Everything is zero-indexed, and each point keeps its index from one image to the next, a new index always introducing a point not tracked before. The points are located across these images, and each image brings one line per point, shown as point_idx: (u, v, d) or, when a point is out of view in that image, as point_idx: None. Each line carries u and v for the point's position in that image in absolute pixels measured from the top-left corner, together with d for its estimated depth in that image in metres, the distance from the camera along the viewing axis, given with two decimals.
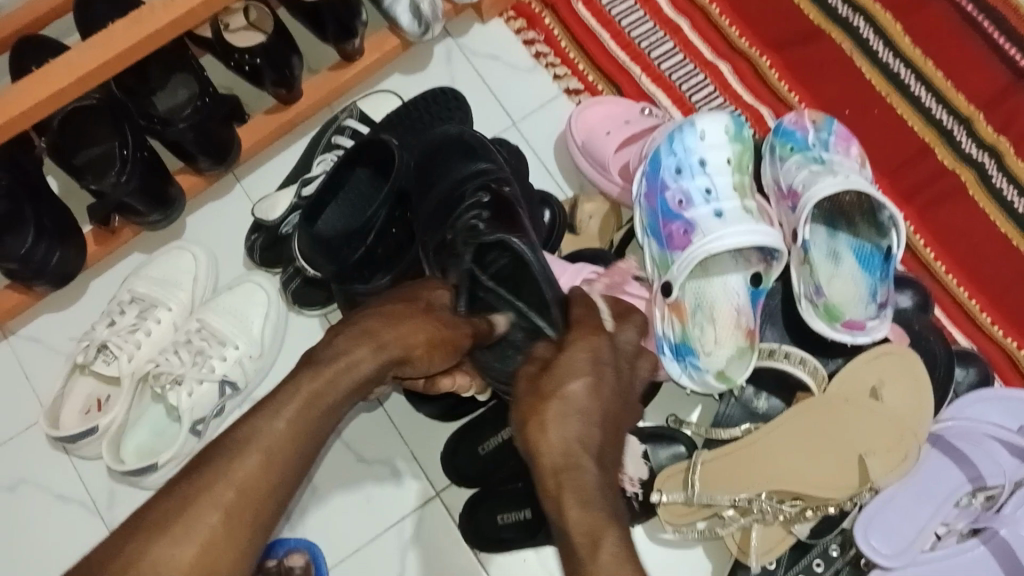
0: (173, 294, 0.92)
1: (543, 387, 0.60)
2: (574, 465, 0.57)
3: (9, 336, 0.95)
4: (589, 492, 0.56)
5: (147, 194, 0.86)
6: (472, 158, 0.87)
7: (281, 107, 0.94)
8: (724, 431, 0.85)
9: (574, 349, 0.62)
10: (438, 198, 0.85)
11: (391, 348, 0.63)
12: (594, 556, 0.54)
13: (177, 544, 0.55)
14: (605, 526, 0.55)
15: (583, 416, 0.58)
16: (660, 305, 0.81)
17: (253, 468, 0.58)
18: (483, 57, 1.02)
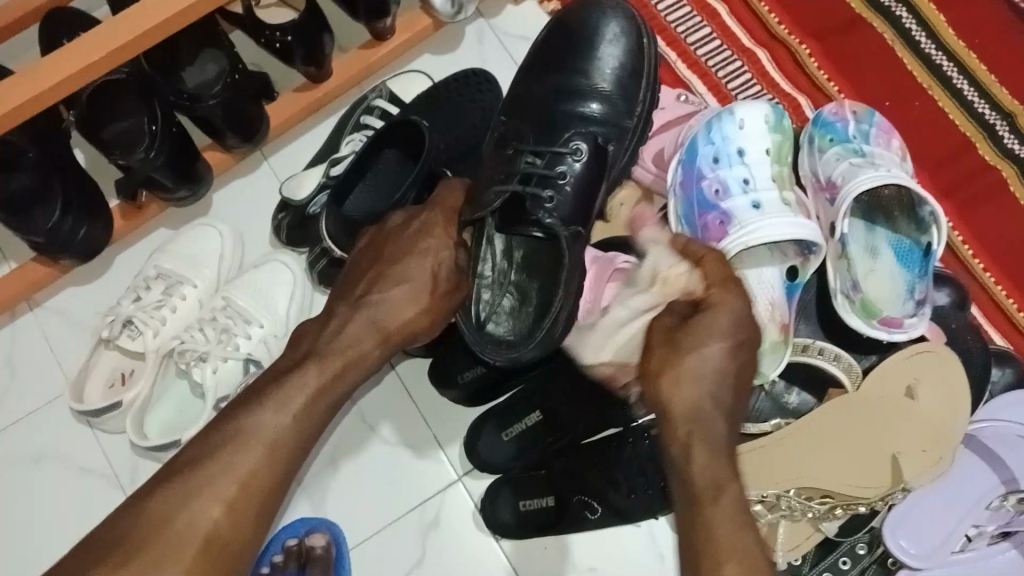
0: (198, 271, 0.92)
1: (679, 341, 0.65)
2: (701, 419, 0.62)
3: (33, 309, 0.95)
4: (717, 442, 0.61)
5: (174, 170, 0.85)
6: (600, 72, 0.84)
7: (312, 85, 0.92)
8: (753, 426, 0.83)
9: (713, 312, 0.66)
10: (548, 93, 0.85)
11: (395, 338, 0.71)
12: (715, 502, 0.58)
13: (179, 535, 0.59)
14: (727, 481, 0.60)
15: (716, 376, 0.63)
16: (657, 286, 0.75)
17: (257, 459, 0.62)
18: (515, 38, 1.00)
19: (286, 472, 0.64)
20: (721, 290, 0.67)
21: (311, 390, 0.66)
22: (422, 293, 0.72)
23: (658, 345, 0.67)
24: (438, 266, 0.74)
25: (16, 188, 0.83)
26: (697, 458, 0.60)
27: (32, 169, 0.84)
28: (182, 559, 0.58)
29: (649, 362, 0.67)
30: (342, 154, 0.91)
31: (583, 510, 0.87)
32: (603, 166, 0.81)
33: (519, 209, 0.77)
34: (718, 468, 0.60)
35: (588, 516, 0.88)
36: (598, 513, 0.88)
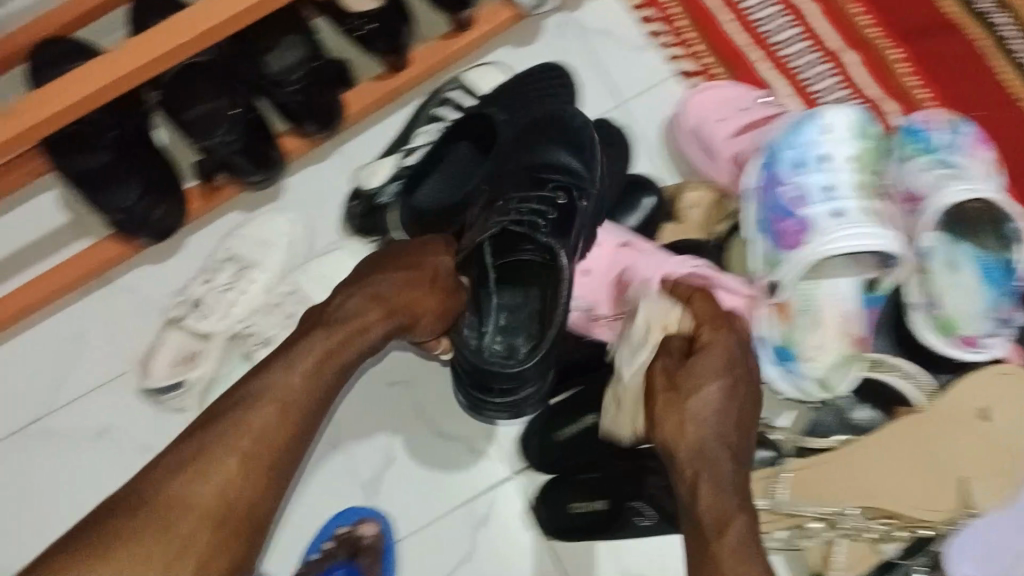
0: (269, 257, 0.93)
1: (680, 386, 0.67)
2: (706, 456, 0.63)
3: (105, 285, 0.97)
4: (722, 480, 0.62)
5: (251, 154, 0.87)
6: (573, 151, 0.84)
7: (390, 74, 0.92)
8: (815, 441, 0.82)
9: (707, 354, 0.68)
10: (519, 163, 0.84)
11: (399, 312, 0.72)
12: (718, 537, 0.60)
13: (198, 483, 0.63)
14: (731, 515, 0.61)
15: (717, 417, 0.65)
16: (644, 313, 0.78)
17: (269, 417, 0.66)
18: (596, 35, 0.99)
19: (300, 439, 0.67)
20: (711, 329, 0.70)
21: (319, 351, 0.68)
22: (424, 279, 0.74)
23: (658, 391, 0.68)
24: (439, 266, 0.75)
25: (94, 166, 0.84)
26: (704, 494, 0.62)
27: (108, 149, 0.84)
28: (196, 506, 0.62)
29: (650, 407, 0.68)
30: (416, 144, 0.92)
31: (636, 516, 0.85)
32: (573, 225, 0.82)
33: (511, 239, 0.81)
34: (725, 505, 0.61)
35: (641, 522, 0.85)
36: (652, 520, 0.85)
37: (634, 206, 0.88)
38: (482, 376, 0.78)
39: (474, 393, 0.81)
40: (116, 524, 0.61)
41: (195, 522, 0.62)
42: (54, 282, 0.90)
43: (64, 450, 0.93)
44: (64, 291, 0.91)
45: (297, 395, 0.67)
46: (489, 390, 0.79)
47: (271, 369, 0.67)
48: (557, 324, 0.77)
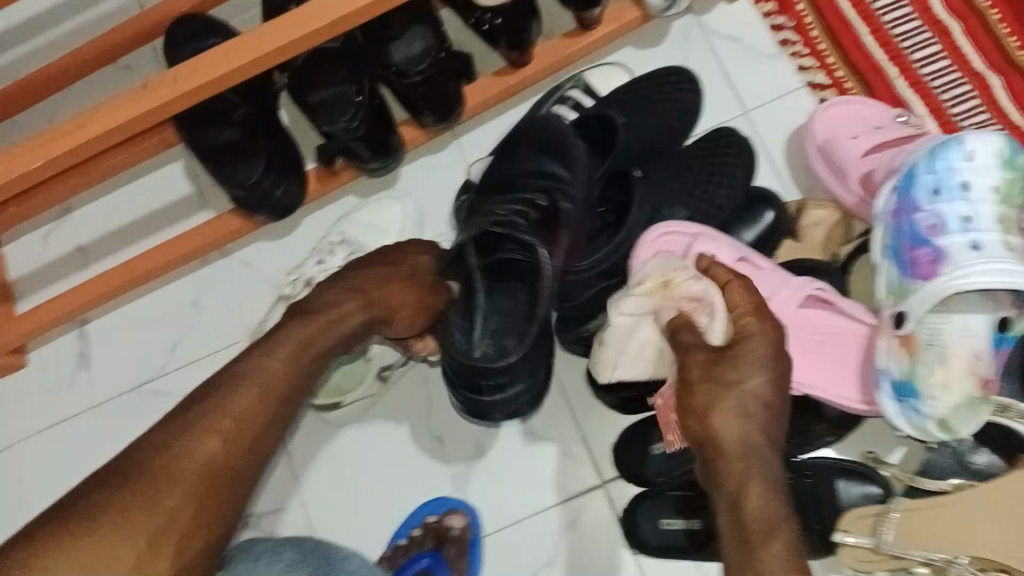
0: (380, 243, 0.95)
1: (723, 375, 0.65)
2: (754, 454, 0.62)
3: (223, 257, 1.00)
4: (772, 479, 0.61)
5: (371, 141, 0.88)
6: (560, 158, 0.80)
7: (511, 70, 0.92)
8: (929, 483, 0.79)
9: (752, 342, 0.66)
10: (500, 175, 0.83)
11: (377, 304, 0.77)
12: (765, 545, 0.57)
13: (179, 461, 0.65)
14: (779, 526, 0.58)
15: (764, 409, 0.64)
16: (683, 292, 0.74)
17: (249, 400, 0.68)
18: (724, 39, 0.96)
19: (280, 418, 0.70)
20: (756, 319, 0.68)
21: (297, 339, 0.72)
22: (402, 275, 0.80)
23: (696, 383, 0.66)
24: (418, 264, 0.81)
25: (223, 141, 0.87)
26: (751, 493, 0.60)
27: (238, 126, 0.88)
28: (182, 484, 0.64)
29: (688, 399, 0.66)
30: None
31: None
32: (556, 227, 0.78)
33: (495, 239, 0.78)
34: (773, 508, 0.59)
35: None
36: None
37: (753, 221, 0.85)
38: (469, 373, 0.78)
39: (464, 390, 0.81)
40: (107, 497, 0.62)
41: (178, 501, 0.64)
42: (175, 250, 0.94)
43: None
44: (184, 260, 0.95)
45: (280, 377, 0.70)
46: (477, 386, 0.79)
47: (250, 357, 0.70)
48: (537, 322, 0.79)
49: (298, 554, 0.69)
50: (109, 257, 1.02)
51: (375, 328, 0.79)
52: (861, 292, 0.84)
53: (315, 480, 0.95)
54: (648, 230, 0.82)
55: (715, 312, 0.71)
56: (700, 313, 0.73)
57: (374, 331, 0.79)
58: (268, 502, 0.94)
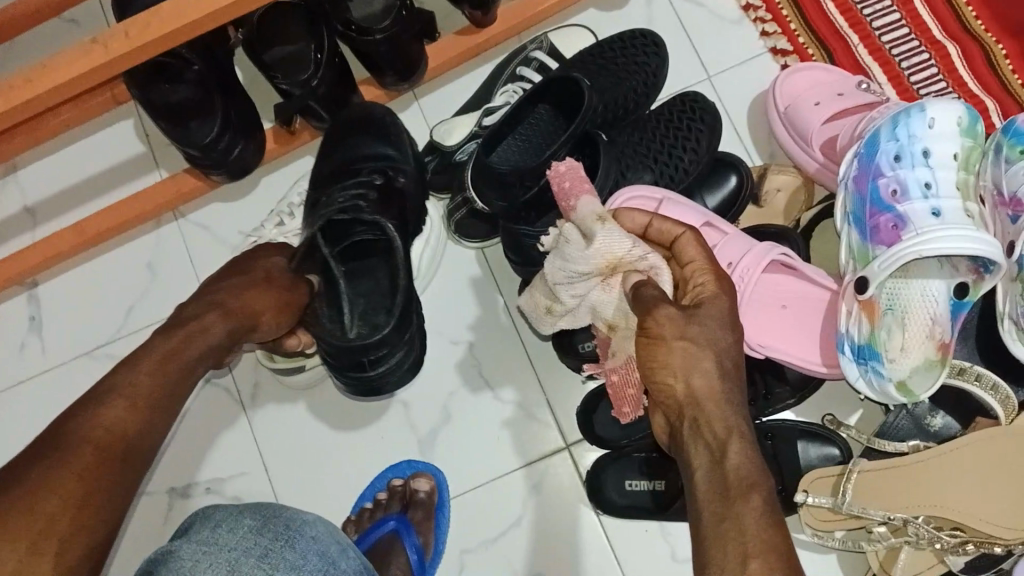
0: None
1: (689, 329, 0.60)
2: (723, 415, 0.57)
3: (177, 219, 0.97)
4: (751, 439, 0.56)
5: (330, 100, 0.86)
6: (383, 140, 0.86)
7: (473, 31, 0.90)
8: (889, 444, 0.79)
9: (712, 305, 0.62)
10: (333, 164, 0.86)
11: (238, 313, 0.70)
12: (745, 500, 0.52)
13: (51, 469, 0.56)
14: (760, 481, 0.53)
15: (729, 373, 0.60)
16: (632, 268, 0.67)
17: (120, 409, 0.61)
18: (688, 3, 0.95)
19: (159, 426, 0.63)
20: (716, 280, 0.64)
21: (161, 351, 0.65)
22: (259, 282, 0.74)
23: (672, 338, 0.59)
24: (273, 266, 0.76)
25: (176, 99, 0.85)
26: (733, 447, 0.55)
27: (190, 83, 0.85)
28: (59, 491, 0.55)
29: (658, 354, 0.60)
30: (496, 104, 0.90)
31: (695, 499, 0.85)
32: (395, 200, 0.83)
33: (342, 227, 0.81)
34: (754, 465, 0.54)
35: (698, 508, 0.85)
36: None
37: (718, 186, 0.85)
38: (351, 356, 0.76)
39: (348, 375, 0.80)
40: None
41: (57, 508, 0.55)
42: (128, 210, 0.91)
43: None
44: (138, 221, 0.92)
45: (150, 385, 0.63)
46: (362, 366, 0.78)
47: (115, 375, 0.63)
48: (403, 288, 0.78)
49: (259, 520, 0.61)
50: (59, 218, 0.99)
51: (241, 339, 0.72)
52: (821, 256, 0.86)
53: (277, 446, 0.94)
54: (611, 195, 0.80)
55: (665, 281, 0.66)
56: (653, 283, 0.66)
57: (240, 342, 0.72)
58: (228, 468, 0.93)
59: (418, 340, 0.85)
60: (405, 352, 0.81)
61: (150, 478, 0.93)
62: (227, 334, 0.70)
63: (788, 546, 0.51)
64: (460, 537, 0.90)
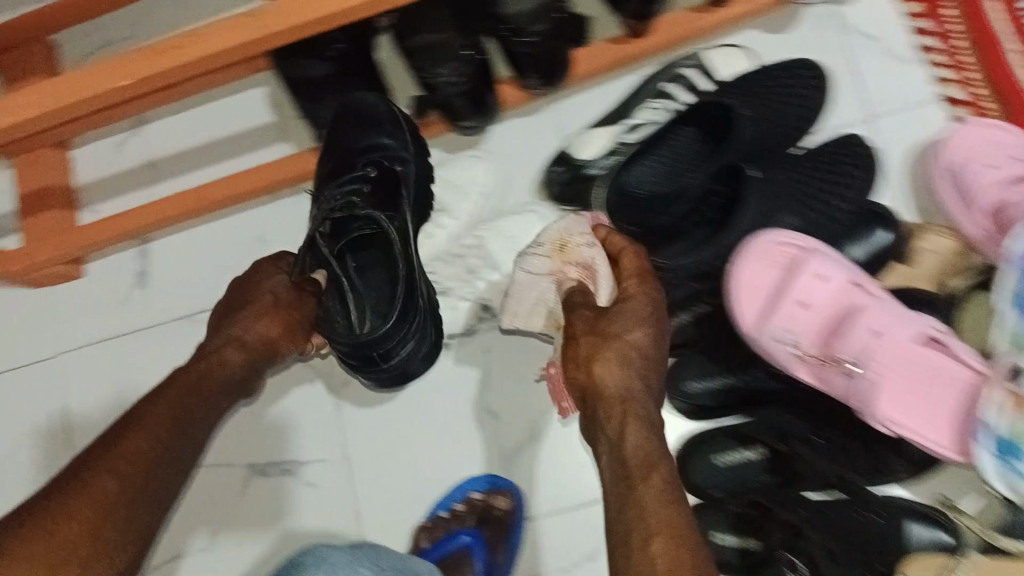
0: (460, 205, 0.91)
1: (605, 330, 0.71)
2: (633, 401, 0.66)
3: (296, 194, 0.97)
4: (651, 418, 0.66)
5: (472, 99, 0.84)
6: (380, 131, 0.84)
7: (628, 40, 0.86)
8: (1004, 540, 0.72)
9: (631, 301, 0.72)
10: (335, 158, 0.84)
11: (252, 345, 0.77)
12: (644, 481, 0.61)
13: (72, 495, 0.59)
14: (657, 460, 0.63)
15: (642, 360, 0.69)
16: (574, 258, 0.80)
17: (140, 441, 0.64)
18: (859, 36, 0.89)
19: (180, 449, 0.67)
20: (640, 285, 0.73)
21: (177, 386, 0.70)
22: (269, 310, 0.79)
23: (584, 333, 0.72)
24: (276, 287, 0.81)
25: (314, 74, 0.83)
26: (630, 436, 0.64)
27: (329, 61, 0.83)
28: (74, 519, 0.58)
29: (574, 350, 0.72)
30: (638, 119, 0.86)
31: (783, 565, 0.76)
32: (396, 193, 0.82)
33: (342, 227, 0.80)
34: (651, 449, 0.63)
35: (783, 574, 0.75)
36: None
37: (864, 237, 0.79)
38: (361, 351, 0.76)
39: (366, 370, 0.81)
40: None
41: (87, 520, 0.58)
42: (253, 180, 0.90)
43: None
44: (261, 192, 0.91)
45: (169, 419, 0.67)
46: (374, 360, 0.78)
47: (138, 411, 0.67)
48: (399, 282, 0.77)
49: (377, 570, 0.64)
50: (180, 176, 0.99)
51: (263, 365, 0.79)
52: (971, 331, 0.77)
53: (359, 435, 0.92)
54: (760, 234, 0.76)
55: (600, 273, 0.78)
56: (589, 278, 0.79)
57: (265, 369, 0.79)
58: (310, 452, 0.92)
59: (427, 331, 0.84)
60: (415, 344, 0.81)
61: (231, 447, 0.94)
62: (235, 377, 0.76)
63: (687, 526, 0.59)
64: (531, 561, 0.87)
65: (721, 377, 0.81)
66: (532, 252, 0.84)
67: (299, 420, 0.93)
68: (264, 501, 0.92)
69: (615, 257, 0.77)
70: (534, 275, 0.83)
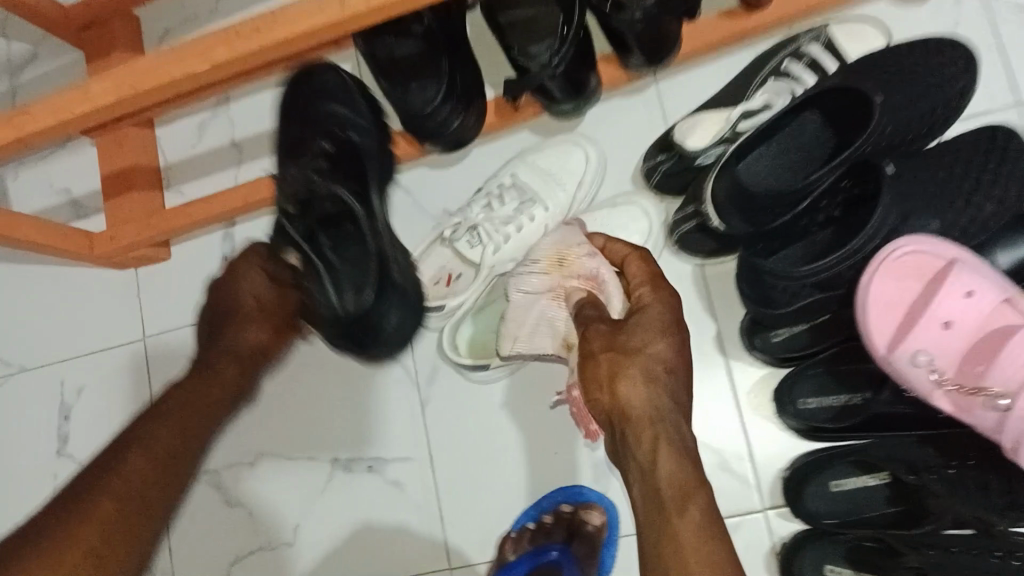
0: (554, 195, 0.84)
1: (624, 344, 0.59)
2: (661, 420, 0.56)
3: None
4: (683, 442, 0.56)
5: (567, 81, 0.76)
6: (338, 98, 0.77)
7: (742, 13, 0.77)
8: None
9: (649, 309, 0.62)
10: (295, 129, 0.77)
11: (240, 361, 0.67)
12: (680, 516, 0.52)
13: (63, 531, 0.55)
14: (695, 487, 0.54)
15: (671, 375, 0.58)
16: (577, 268, 0.71)
17: (140, 462, 0.59)
18: (1012, 10, 0.78)
19: (194, 464, 0.62)
20: (654, 290, 0.63)
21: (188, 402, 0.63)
22: (268, 314, 0.68)
23: (600, 353, 0.60)
24: (258, 287, 0.68)
25: (401, 54, 0.77)
26: (664, 464, 0.54)
27: (417, 39, 0.77)
28: (74, 556, 0.54)
29: (592, 371, 0.60)
30: (754, 103, 0.77)
31: None
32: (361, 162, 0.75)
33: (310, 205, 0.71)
34: (687, 477, 0.54)
35: None
36: None
37: (1013, 245, 0.70)
38: (348, 328, 0.70)
39: (355, 347, 0.73)
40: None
41: (81, 562, 0.54)
42: None
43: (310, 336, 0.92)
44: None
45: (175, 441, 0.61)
46: (366, 337, 0.72)
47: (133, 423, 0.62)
48: (373, 248, 0.70)
49: None
50: (265, 159, 0.96)
51: (260, 370, 0.69)
52: None
53: (444, 436, 0.88)
54: (891, 245, 0.66)
55: (610, 290, 0.68)
56: (596, 290, 0.69)
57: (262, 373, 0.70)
58: (393, 449, 0.89)
59: (412, 298, 0.76)
60: (403, 312, 0.74)
61: (314, 443, 0.91)
62: (239, 383, 0.66)
63: (731, 563, 0.51)
64: None
65: (843, 396, 0.75)
66: (530, 269, 0.75)
67: (382, 418, 0.90)
68: (347, 498, 0.89)
69: (622, 267, 0.68)
70: (533, 295, 0.75)
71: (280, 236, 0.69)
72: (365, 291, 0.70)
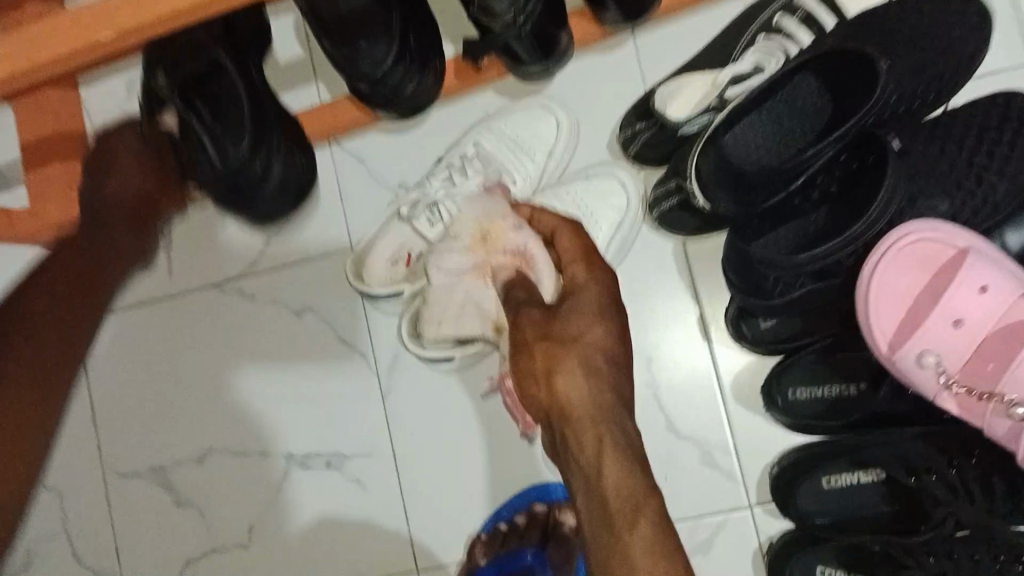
0: (522, 166, 0.76)
1: (558, 332, 0.53)
2: (602, 421, 0.51)
3: (332, 146, 0.83)
4: (630, 439, 0.51)
5: (534, 43, 0.67)
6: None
7: None
8: None
9: (584, 292, 0.55)
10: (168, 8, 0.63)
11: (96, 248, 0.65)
12: (630, 532, 0.48)
13: None
14: (644, 497, 0.49)
15: (608, 364, 0.53)
16: (504, 244, 0.60)
17: None
18: None
19: None
20: (586, 267, 0.57)
21: None
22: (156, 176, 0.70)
23: (533, 344, 0.53)
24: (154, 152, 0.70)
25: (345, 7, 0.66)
26: (610, 470, 0.50)
27: None
28: None
29: (525, 364, 0.54)
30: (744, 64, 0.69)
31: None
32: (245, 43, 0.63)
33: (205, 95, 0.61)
34: (635, 483, 0.49)
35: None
36: None
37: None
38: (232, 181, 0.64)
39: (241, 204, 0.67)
40: None
41: None
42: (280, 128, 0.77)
43: (259, 319, 0.85)
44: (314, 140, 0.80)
45: None
46: (247, 191, 0.72)
47: None
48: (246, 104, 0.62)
49: None
50: None
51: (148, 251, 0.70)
52: None
53: (405, 426, 0.82)
54: (908, 225, 0.61)
55: (539, 268, 0.58)
56: (525, 269, 0.59)
57: None
58: (353, 442, 0.83)
59: (298, 164, 0.69)
60: (286, 169, 0.67)
61: (264, 434, 0.85)
62: None
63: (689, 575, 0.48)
64: None
65: (835, 386, 0.70)
66: (448, 246, 0.64)
67: (338, 407, 0.83)
68: (305, 496, 0.83)
69: (549, 239, 0.60)
70: (454, 275, 0.63)
71: (155, 101, 0.69)
72: (241, 148, 0.69)
